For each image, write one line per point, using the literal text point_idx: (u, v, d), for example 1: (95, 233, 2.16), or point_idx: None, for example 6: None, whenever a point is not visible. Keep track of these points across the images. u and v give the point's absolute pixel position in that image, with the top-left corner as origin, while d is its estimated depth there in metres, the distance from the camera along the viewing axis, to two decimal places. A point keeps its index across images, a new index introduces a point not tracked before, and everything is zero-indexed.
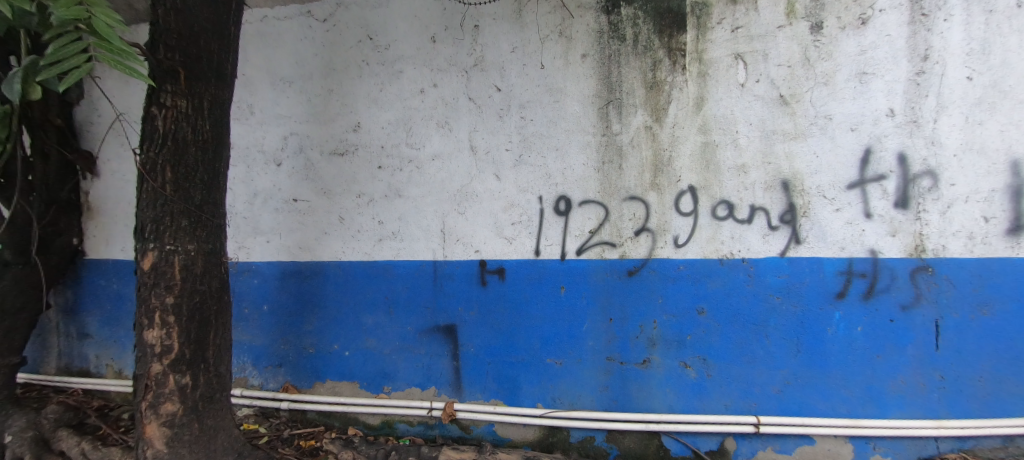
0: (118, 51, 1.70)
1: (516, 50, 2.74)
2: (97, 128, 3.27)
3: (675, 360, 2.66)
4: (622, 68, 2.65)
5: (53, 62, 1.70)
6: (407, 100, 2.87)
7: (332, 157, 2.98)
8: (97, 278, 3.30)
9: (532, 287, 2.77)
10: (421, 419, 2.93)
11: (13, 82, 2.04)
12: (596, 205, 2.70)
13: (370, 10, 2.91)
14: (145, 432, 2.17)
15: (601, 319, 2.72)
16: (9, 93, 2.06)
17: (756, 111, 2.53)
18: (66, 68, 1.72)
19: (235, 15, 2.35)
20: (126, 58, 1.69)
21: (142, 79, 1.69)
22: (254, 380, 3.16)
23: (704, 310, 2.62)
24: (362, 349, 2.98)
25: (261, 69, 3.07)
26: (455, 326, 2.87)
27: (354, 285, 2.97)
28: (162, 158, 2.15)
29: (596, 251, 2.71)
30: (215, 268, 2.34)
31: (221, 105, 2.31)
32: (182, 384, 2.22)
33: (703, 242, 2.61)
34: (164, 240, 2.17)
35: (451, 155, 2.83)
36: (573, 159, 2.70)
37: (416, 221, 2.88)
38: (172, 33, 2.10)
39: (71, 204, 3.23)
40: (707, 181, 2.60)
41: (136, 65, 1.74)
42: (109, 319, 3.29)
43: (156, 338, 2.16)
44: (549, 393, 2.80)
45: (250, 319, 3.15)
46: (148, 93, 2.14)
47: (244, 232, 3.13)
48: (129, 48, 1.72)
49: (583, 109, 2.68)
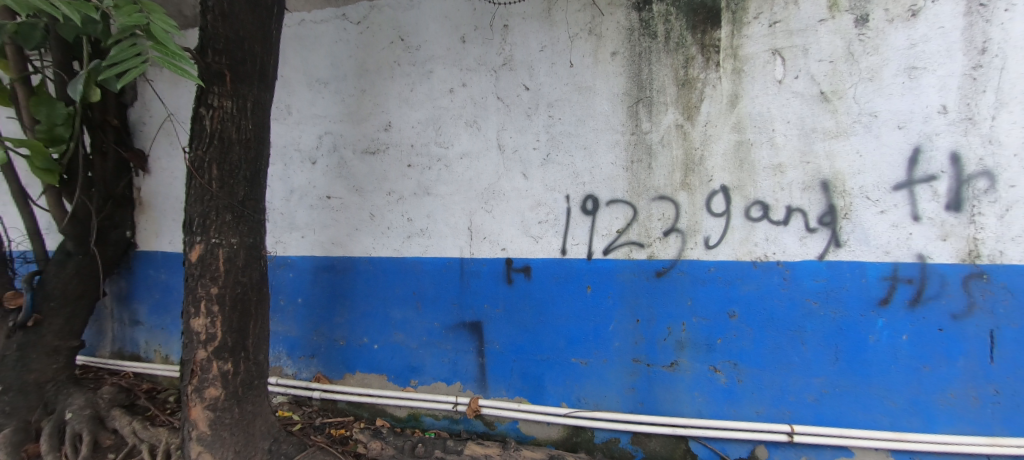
0: (173, 54, 1.79)
1: (545, 49, 2.74)
2: (149, 128, 3.47)
3: (704, 364, 2.61)
4: (653, 65, 2.61)
5: (112, 63, 1.81)
6: (437, 99, 2.92)
7: (364, 155, 3.06)
8: (148, 269, 3.51)
9: (559, 286, 2.77)
10: (446, 413, 2.98)
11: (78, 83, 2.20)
12: (624, 204, 2.67)
13: (402, 12, 2.97)
14: (191, 414, 2.31)
15: (628, 320, 2.69)
16: (73, 94, 2.18)
17: (794, 109, 2.45)
18: (123, 70, 1.81)
19: (277, 19, 2.45)
20: (179, 60, 1.79)
21: (193, 80, 1.78)
22: (288, 369, 3.29)
23: (736, 313, 2.55)
24: (391, 343, 3.06)
25: (299, 71, 3.18)
26: (481, 323, 2.90)
27: (384, 281, 3.05)
28: (210, 157, 2.27)
29: (624, 251, 2.68)
30: (256, 261, 2.45)
31: (263, 106, 2.42)
32: (224, 370, 2.34)
33: (735, 244, 2.54)
34: (210, 234, 2.30)
35: (479, 154, 2.86)
36: (601, 158, 2.68)
37: (444, 219, 2.93)
38: (220, 38, 2.22)
39: (125, 200, 3.45)
40: (741, 181, 2.53)
41: (187, 68, 1.83)
42: (158, 307, 3.50)
43: (201, 326, 2.29)
44: (574, 392, 2.79)
45: (285, 310, 3.28)
46: (198, 94, 2.27)
47: (281, 227, 3.27)
48: (181, 51, 1.82)
49: (613, 107, 2.66)
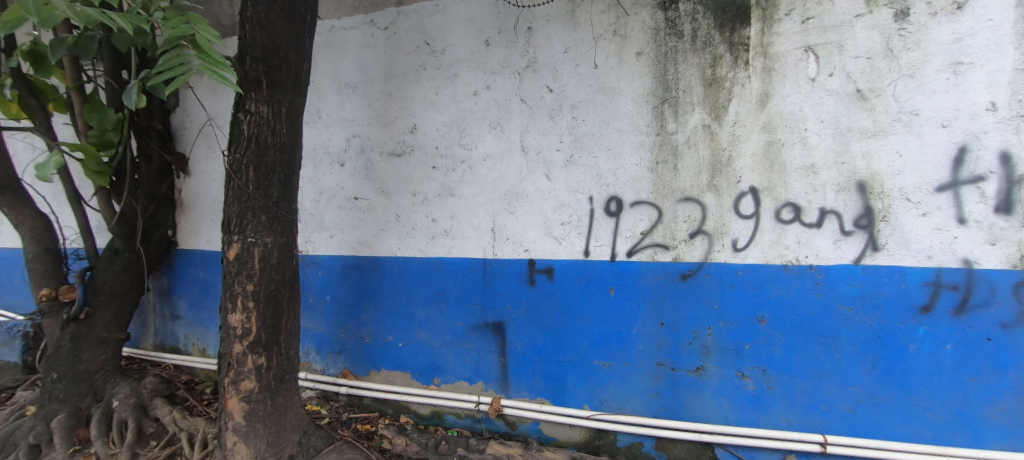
0: (215, 63, 1.90)
1: (568, 50, 2.75)
2: (189, 132, 3.64)
3: (731, 369, 2.55)
4: (679, 65, 2.58)
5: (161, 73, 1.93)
6: (462, 102, 2.96)
7: (390, 158, 3.13)
8: (187, 267, 3.68)
9: (582, 288, 2.76)
10: (469, 412, 3.02)
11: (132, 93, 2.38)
12: (649, 206, 2.64)
13: (428, 17, 3.03)
14: (227, 405, 2.42)
15: (652, 323, 2.66)
16: (130, 103, 2.36)
17: (828, 107, 2.37)
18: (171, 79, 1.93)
19: (310, 27, 2.54)
20: (219, 68, 1.89)
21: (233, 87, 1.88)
22: (316, 364, 3.39)
23: (765, 318, 2.49)
24: (415, 342, 3.11)
25: (329, 76, 3.28)
26: (503, 323, 2.92)
27: (409, 280, 3.11)
28: (247, 160, 2.38)
29: (648, 254, 2.65)
30: (289, 260, 2.54)
31: (297, 111, 2.51)
32: (258, 364, 2.44)
33: (765, 247, 2.48)
34: (246, 233, 2.40)
35: (503, 155, 2.88)
36: (626, 159, 2.66)
37: (467, 220, 2.97)
38: (257, 47, 2.32)
39: (168, 200, 3.63)
40: (771, 182, 2.46)
41: (228, 76, 1.93)
42: (196, 303, 3.67)
43: (238, 321, 2.39)
44: (596, 395, 2.78)
45: (314, 307, 3.39)
46: (236, 101, 2.38)
47: (311, 227, 3.38)
48: (222, 60, 1.93)
49: (637, 108, 2.64)
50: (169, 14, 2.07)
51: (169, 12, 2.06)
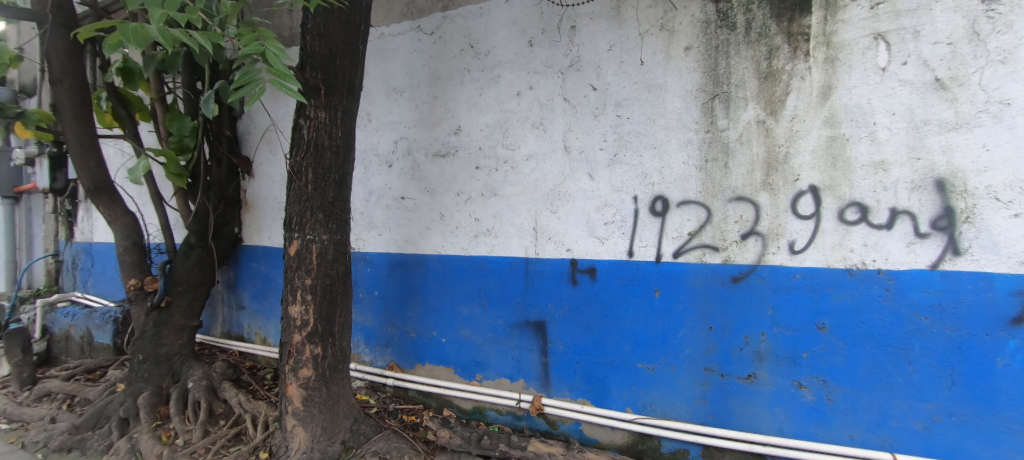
0: (281, 73, 2.02)
1: (613, 48, 2.70)
2: (254, 136, 3.91)
3: (786, 378, 2.42)
4: (731, 59, 2.47)
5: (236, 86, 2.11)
6: (505, 103, 3.00)
7: (435, 159, 3.23)
8: (251, 261, 3.97)
9: (625, 289, 2.72)
10: (510, 409, 3.05)
11: (209, 101, 2.57)
12: (697, 205, 2.55)
13: (473, 20, 3.09)
14: (288, 391, 2.60)
15: (700, 327, 2.57)
16: (205, 110, 2.56)
17: (901, 99, 2.17)
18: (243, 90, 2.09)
19: (364, 35, 2.67)
20: (285, 79, 2.01)
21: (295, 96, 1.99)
22: (365, 356, 3.56)
23: (825, 325, 2.33)
24: (458, 338, 3.19)
25: (379, 81, 3.43)
26: (545, 322, 2.93)
27: (452, 278, 3.19)
28: (306, 162, 2.54)
29: (696, 255, 2.57)
30: (343, 256, 2.69)
31: (351, 116, 2.64)
32: (315, 353, 2.60)
33: (826, 249, 2.32)
34: (305, 231, 2.56)
35: (545, 155, 2.89)
36: (672, 158, 2.59)
37: (510, 220, 3.00)
38: (316, 56, 2.49)
39: (235, 200, 3.93)
40: (834, 180, 2.30)
41: (293, 85, 2.05)
42: (259, 295, 3.95)
43: (297, 313, 2.57)
44: (640, 398, 2.73)
45: (363, 301, 3.56)
46: (298, 108, 2.55)
47: (361, 226, 3.54)
48: (288, 70, 2.05)
49: (685, 104, 2.55)
50: (243, 29, 2.26)
51: (245, 29, 2.25)
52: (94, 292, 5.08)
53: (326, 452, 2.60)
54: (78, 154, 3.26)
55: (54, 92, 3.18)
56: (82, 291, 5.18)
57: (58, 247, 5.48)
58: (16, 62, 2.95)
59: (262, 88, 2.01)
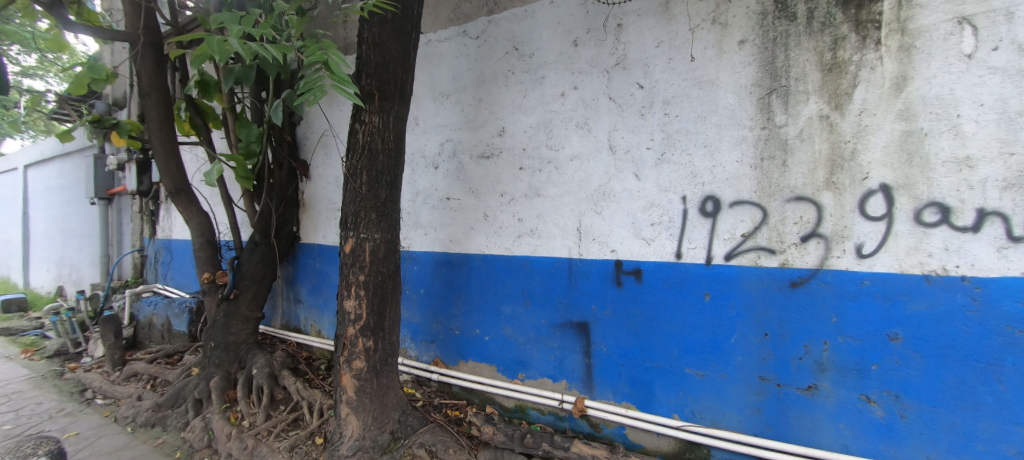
0: (341, 79, 2.18)
1: (661, 45, 2.63)
2: (312, 141, 4.15)
3: (852, 391, 2.25)
4: (790, 51, 2.33)
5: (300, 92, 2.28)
6: (549, 104, 2.99)
7: (480, 160, 3.28)
8: (308, 258, 4.21)
9: (673, 292, 2.64)
10: (552, 409, 3.05)
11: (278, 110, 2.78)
12: (751, 206, 2.43)
13: (518, 23, 3.11)
14: (342, 381, 2.74)
15: (754, 334, 2.45)
16: (275, 117, 2.75)
17: (992, 88, 1.94)
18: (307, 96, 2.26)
19: (415, 42, 2.76)
20: (344, 84, 2.17)
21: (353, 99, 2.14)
22: (411, 351, 3.69)
23: (898, 335, 2.15)
24: (501, 336, 3.23)
25: (426, 85, 3.53)
26: (588, 323, 2.91)
27: (496, 277, 3.23)
28: (361, 165, 2.67)
29: (750, 257, 2.45)
30: (393, 255, 2.79)
31: (403, 121, 2.74)
32: (368, 346, 2.73)
33: (899, 253, 2.12)
34: (359, 230, 2.69)
35: (590, 155, 2.86)
36: (725, 156, 2.48)
37: (554, 220, 3.00)
38: (371, 64, 2.61)
39: (294, 201, 4.19)
40: (908, 178, 2.10)
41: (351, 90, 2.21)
42: (315, 290, 4.17)
43: (351, 307, 2.71)
44: (688, 405, 2.64)
45: (410, 298, 3.68)
46: (354, 113, 2.69)
47: (408, 225, 3.66)
48: (347, 77, 2.21)
49: (739, 100, 2.44)
50: (307, 43, 2.43)
51: (309, 41, 2.43)
52: (172, 284, 5.59)
53: (376, 441, 2.72)
54: (162, 160, 3.60)
55: (143, 104, 3.53)
56: (162, 283, 5.71)
57: (143, 243, 6.06)
58: (112, 79, 3.31)
59: (322, 90, 2.14)
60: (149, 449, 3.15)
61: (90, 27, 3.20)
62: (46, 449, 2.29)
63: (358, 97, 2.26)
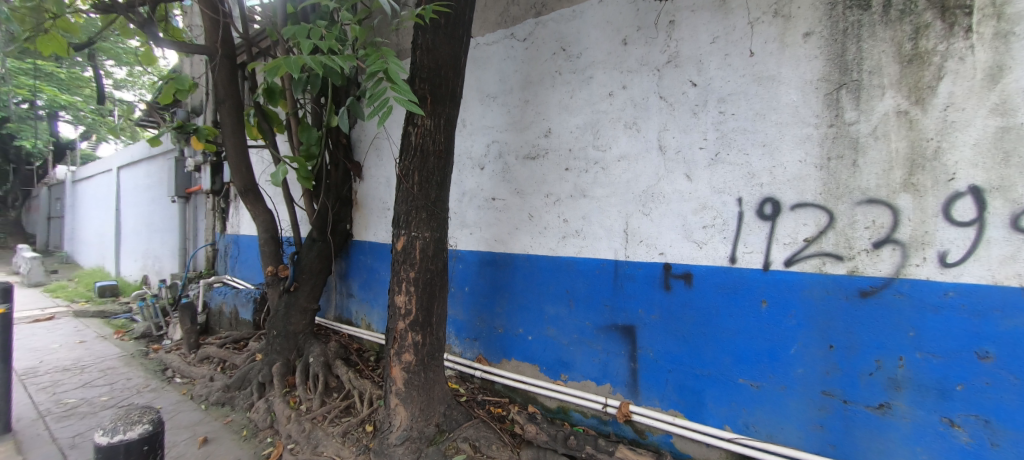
0: (402, 88, 2.29)
1: (716, 40, 2.52)
2: (366, 143, 4.34)
3: (931, 413, 2.04)
4: (863, 43, 2.15)
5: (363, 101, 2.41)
6: (597, 104, 2.95)
7: (525, 161, 3.28)
8: (360, 255, 4.40)
9: (726, 297, 2.52)
10: (595, 413, 3.00)
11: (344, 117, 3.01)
12: (815, 209, 2.27)
13: (566, 23, 3.08)
14: (392, 373, 2.84)
15: (818, 345, 2.29)
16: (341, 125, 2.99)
17: None
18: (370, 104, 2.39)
19: (466, 45, 2.81)
20: (403, 92, 2.27)
21: (413, 107, 2.24)
22: (455, 347, 3.77)
23: (989, 354, 1.91)
24: (544, 336, 3.23)
25: (473, 88, 3.59)
26: (634, 327, 2.84)
27: (539, 278, 3.23)
28: (412, 166, 2.76)
29: (814, 263, 2.28)
30: (442, 253, 2.86)
31: (453, 124, 2.80)
32: (416, 341, 2.81)
33: (992, 263, 1.90)
34: (410, 229, 2.78)
35: (639, 155, 2.79)
36: (786, 156, 2.33)
37: (599, 221, 2.95)
38: (424, 68, 2.69)
39: (349, 200, 4.41)
40: (1004, 179, 1.87)
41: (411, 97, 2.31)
42: (366, 285, 4.36)
43: (402, 302, 2.80)
44: (741, 417, 2.52)
45: (454, 295, 3.77)
46: (408, 116, 2.78)
47: (454, 225, 3.74)
48: (406, 85, 2.30)
49: (803, 97, 2.28)
50: (369, 52, 2.57)
51: (372, 51, 2.56)
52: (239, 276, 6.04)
53: (423, 432, 2.80)
54: (233, 161, 3.89)
55: (219, 111, 3.84)
56: (232, 274, 6.19)
57: (214, 238, 6.60)
58: (193, 89, 3.62)
59: (388, 104, 2.26)
60: (220, 426, 3.44)
61: (175, 43, 3.53)
62: (151, 417, 1.98)
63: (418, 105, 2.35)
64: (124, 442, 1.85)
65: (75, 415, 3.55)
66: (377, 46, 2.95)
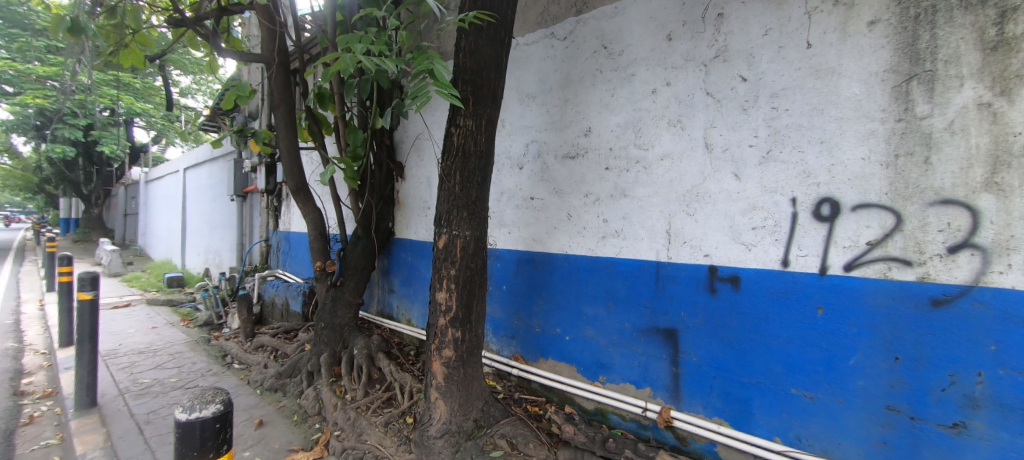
0: (445, 85, 2.36)
1: (769, 32, 2.39)
2: (408, 144, 4.46)
3: (1016, 436, 1.83)
4: (939, 29, 1.96)
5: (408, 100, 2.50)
6: (639, 101, 2.87)
7: (565, 160, 3.25)
8: (401, 252, 4.53)
9: (777, 303, 2.39)
10: (635, 416, 2.93)
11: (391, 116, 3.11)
12: (880, 210, 2.10)
13: (607, 20, 3.02)
14: (432, 367, 2.91)
15: (881, 356, 2.11)
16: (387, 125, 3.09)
17: None
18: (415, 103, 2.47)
19: (507, 45, 2.82)
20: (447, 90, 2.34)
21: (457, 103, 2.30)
22: (493, 345, 3.81)
23: None
24: (582, 337, 3.19)
25: (513, 88, 3.60)
26: (676, 330, 2.75)
27: (578, 278, 3.20)
28: (454, 166, 2.80)
29: (878, 269, 2.11)
30: (482, 252, 2.89)
31: (494, 124, 2.82)
32: (456, 337, 2.86)
33: None
34: (451, 227, 2.83)
35: (682, 154, 2.69)
36: (847, 153, 2.17)
37: (641, 221, 2.88)
38: (467, 70, 2.72)
39: (391, 199, 4.55)
40: None
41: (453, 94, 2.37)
42: (407, 281, 4.48)
43: (443, 299, 2.86)
44: (793, 429, 2.38)
45: (492, 294, 3.80)
46: (450, 117, 2.82)
47: (494, 225, 3.76)
48: (449, 83, 2.37)
49: (868, 90, 2.11)
50: (415, 55, 2.64)
51: (417, 53, 2.65)
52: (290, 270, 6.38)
53: (461, 426, 2.85)
54: (287, 162, 4.10)
55: (274, 115, 4.06)
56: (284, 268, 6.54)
57: (268, 234, 7.01)
58: (252, 95, 3.85)
59: (430, 96, 2.33)
60: (273, 410, 3.66)
61: (236, 52, 3.76)
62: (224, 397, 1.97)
63: (459, 99, 2.43)
64: (200, 419, 1.81)
65: (149, 393, 3.90)
66: (422, 48, 3.03)
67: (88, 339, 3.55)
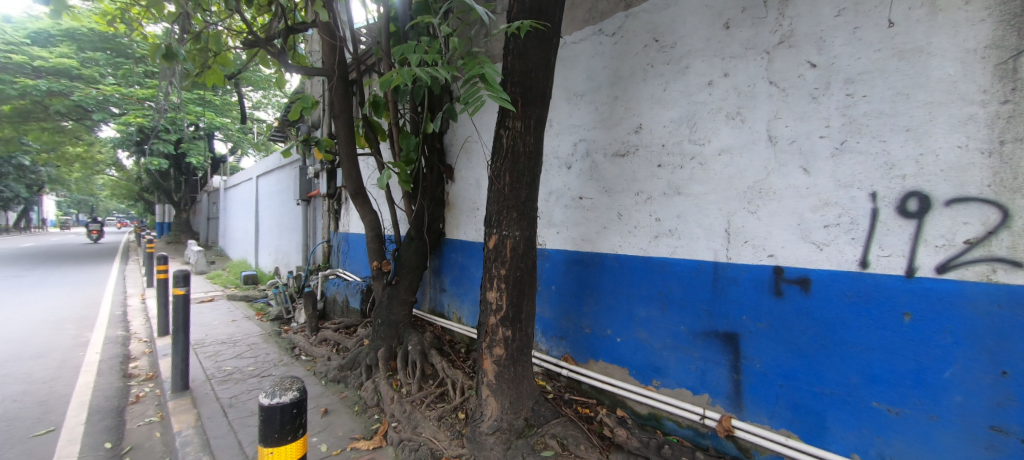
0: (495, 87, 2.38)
1: (842, 13, 2.19)
2: (457, 146, 4.57)
3: None
4: None
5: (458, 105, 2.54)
6: (694, 95, 2.73)
7: (615, 158, 3.17)
8: (452, 252, 4.64)
9: (854, 308, 2.18)
10: (691, 423, 2.80)
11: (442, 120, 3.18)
12: (981, 204, 1.85)
13: (659, 13, 2.91)
14: (484, 364, 2.96)
15: (984, 369, 1.86)
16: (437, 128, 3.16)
17: None
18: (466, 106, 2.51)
19: (555, 46, 2.80)
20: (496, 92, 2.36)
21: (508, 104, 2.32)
22: (542, 345, 3.80)
23: None
24: (634, 339, 3.11)
25: (561, 87, 3.56)
26: (737, 335, 2.60)
27: (629, 279, 3.11)
28: (504, 167, 2.81)
29: (980, 271, 1.86)
30: (531, 252, 2.90)
31: (542, 125, 2.81)
32: (507, 336, 2.89)
33: None
34: (502, 228, 2.86)
35: (743, 148, 2.53)
36: (937, 141, 1.93)
37: (697, 220, 2.75)
38: (517, 72, 2.73)
39: (442, 201, 4.69)
40: None
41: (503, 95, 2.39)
42: (457, 280, 4.59)
43: (494, 298, 2.90)
44: (875, 445, 2.16)
45: (541, 294, 3.78)
46: (500, 120, 2.84)
47: (542, 225, 3.74)
48: (498, 84, 2.39)
49: (964, 70, 1.87)
50: (465, 61, 2.69)
51: (466, 59, 2.69)
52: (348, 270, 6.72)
53: (512, 424, 2.87)
54: (347, 168, 4.32)
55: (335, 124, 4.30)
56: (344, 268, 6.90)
57: (330, 236, 7.45)
58: (316, 106, 4.11)
59: (481, 100, 2.38)
60: (337, 400, 3.91)
61: (302, 67, 4.03)
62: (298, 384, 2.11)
63: (508, 101, 2.45)
64: (279, 404, 1.96)
65: (231, 380, 4.30)
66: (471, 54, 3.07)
67: (181, 329, 3.98)
